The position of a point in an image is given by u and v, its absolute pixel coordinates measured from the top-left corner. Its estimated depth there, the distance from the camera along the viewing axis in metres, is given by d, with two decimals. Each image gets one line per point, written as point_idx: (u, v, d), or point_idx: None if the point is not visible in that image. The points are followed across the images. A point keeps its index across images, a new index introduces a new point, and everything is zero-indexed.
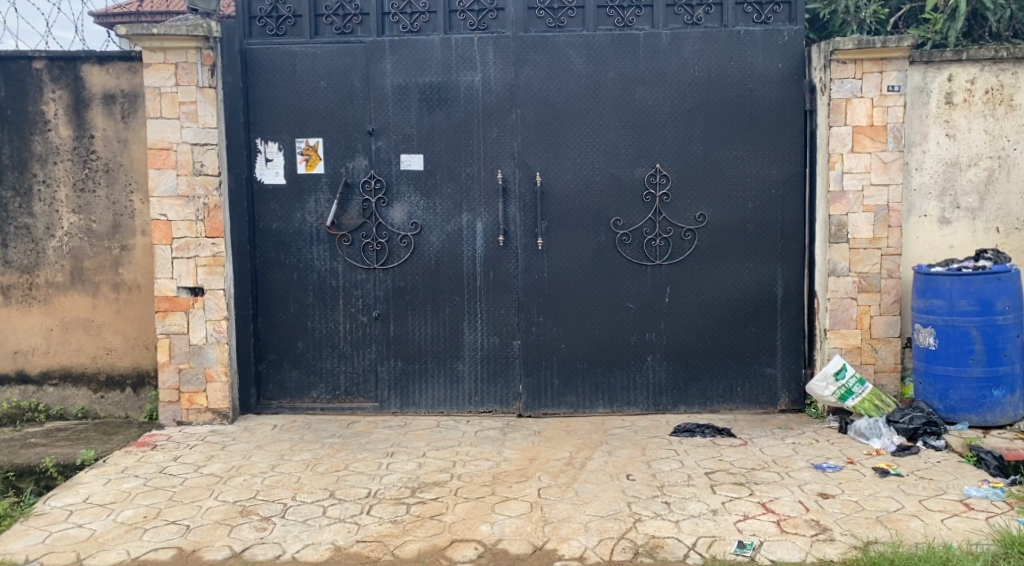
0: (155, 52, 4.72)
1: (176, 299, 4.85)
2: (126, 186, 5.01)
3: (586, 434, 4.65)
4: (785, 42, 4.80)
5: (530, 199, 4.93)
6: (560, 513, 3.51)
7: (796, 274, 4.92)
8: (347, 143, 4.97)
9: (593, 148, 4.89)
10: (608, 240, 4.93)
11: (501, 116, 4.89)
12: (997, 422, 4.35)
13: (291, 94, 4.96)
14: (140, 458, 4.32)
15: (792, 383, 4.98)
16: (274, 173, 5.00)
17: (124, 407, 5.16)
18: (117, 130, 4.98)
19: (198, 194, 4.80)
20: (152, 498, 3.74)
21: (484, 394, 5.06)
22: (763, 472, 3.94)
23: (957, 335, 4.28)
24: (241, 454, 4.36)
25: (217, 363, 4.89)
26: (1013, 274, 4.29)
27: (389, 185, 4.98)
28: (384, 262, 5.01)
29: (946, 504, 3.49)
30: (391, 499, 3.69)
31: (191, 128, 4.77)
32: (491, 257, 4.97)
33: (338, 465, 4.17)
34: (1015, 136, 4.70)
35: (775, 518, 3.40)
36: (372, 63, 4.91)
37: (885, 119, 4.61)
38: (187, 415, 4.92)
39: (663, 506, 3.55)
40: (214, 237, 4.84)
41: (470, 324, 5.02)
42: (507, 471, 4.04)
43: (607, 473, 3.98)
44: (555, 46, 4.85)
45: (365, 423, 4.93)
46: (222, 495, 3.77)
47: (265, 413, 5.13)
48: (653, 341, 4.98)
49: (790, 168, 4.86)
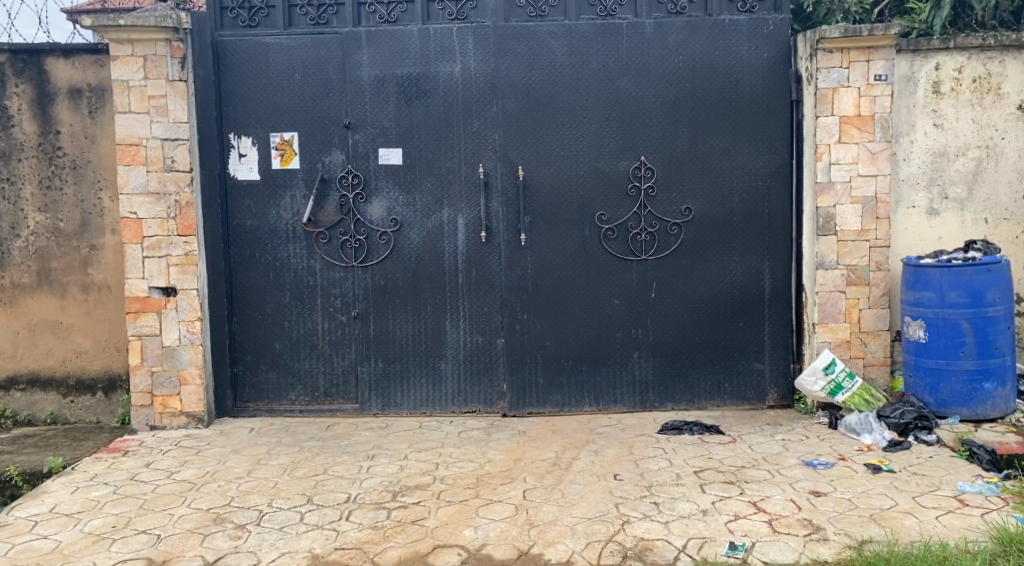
0: (122, 45, 4.56)
1: (148, 300, 4.69)
2: (95, 183, 4.84)
3: (572, 433, 4.55)
4: (771, 31, 4.71)
5: (513, 193, 4.81)
6: (546, 515, 3.40)
7: (784, 267, 4.83)
8: (324, 137, 4.83)
9: (577, 141, 4.78)
10: (593, 234, 4.83)
11: (481, 108, 4.77)
12: (989, 416, 4.29)
13: (265, 88, 4.81)
14: (110, 464, 4.16)
15: (780, 378, 4.90)
16: (247, 169, 4.86)
17: (95, 411, 4.99)
18: (84, 125, 4.81)
19: (169, 191, 4.64)
20: (121, 507, 3.59)
21: (467, 394, 4.94)
22: (753, 470, 3.85)
23: (948, 327, 4.21)
24: (216, 459, 4.22)
25: (191, 365, 4.74)
26: (1003, 265, 4.22)
27: (367, 180, 4.85)
28: (363, 260, 4.88)
29: (941, 500, 3.41)
30: (371, 504, 3.57)
31: (162, 123, 4.61)
32: (473, 253, 4.85)
33: (317, 469, 4.04)
34: (1003, 125, 4.64)
35: (768, 517, 3.31)
36: (348, 55, 4.78)
37: (872, 109, 4.54)
38: (161, 419, 4.76)
39: (652, 507, 3.44)
40: (186, 235, 4.68)
41: (452, 322, 4.90)
42: (491, 473, 3.92)
43: (593, 473, 3.87)
44: (537, 36, 4.73)
45: (345, 425, 4.79)
46: (195, 502, 3.63)
47: (241, 417, 4.97)
48: (640, 338, 4.88)
49: (777, 159, 4.78)
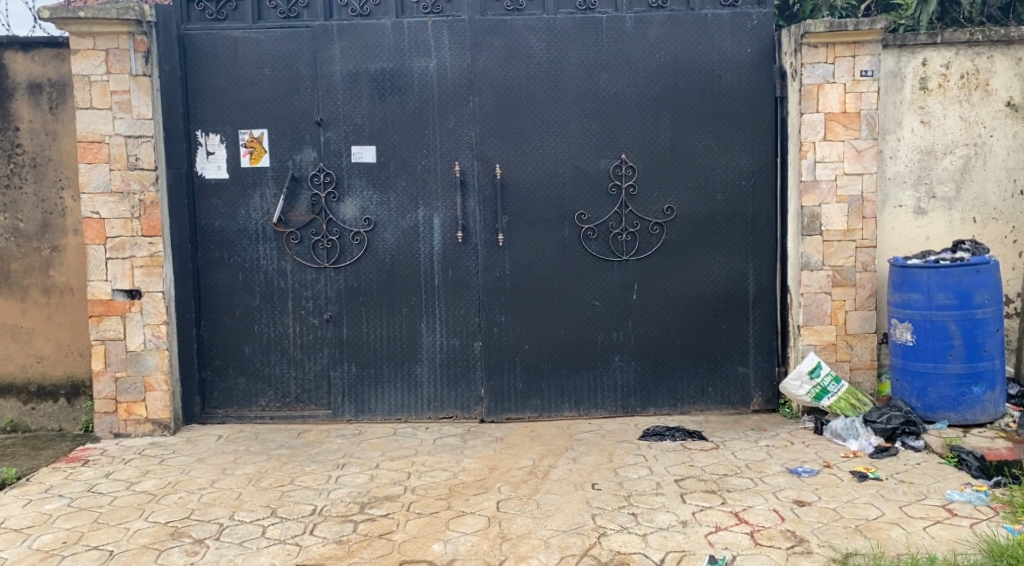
0: (83, 38, 4.38)
1: (111, 303, 4.52)
2: (56, 181, 4.67)
3: (551, 440, 4.40)
4: (754, 26, 4.58)
5: (490, 192, 4.67)
6: (519, 528, 3.25)
7: (768, 268, 4.71)
8: (295, 134, 4.67)
9: (556, 139, 4.65)
10: (572, 234, 4.69)
11: (457, 104, 4.63)
12: (978, 421, 4.17)
13: (233, 83, 4.65)
14: (68, 475, 4.00)
15: (765, 382, 4.77)
16: (215, 168, 4.69)
17: (58, 419, 4.81)
18: (44, 121, 4.63)
19: (132, 190, 4.47)
20: (74, 521, 3.43)
21: (445, 399, 4.80)
22: (735, 478, 3.72)
23: (936, 330, 4.09)
24: (179, 468, 4.06)
25: (157, 371, 4.57)
26: (992, 265, 4.10)
27: (340, 178, 4.69)
28: (335, 260, 4.72)
29: (928, 510, 3.28)
30: (337, 517, 3.41)
31: (125, 120, 4.43)
32: (450, 254, 4.71)
33: (283, 479, 3.88)
34: (991, 122, 4.53)
35: (749, 529, 3.18)
36: (319, 49, 4.62)
37: (858, 106, 4.42)
38: (125, 427, 4.58)
39: (629, 518, 3.30)
40: (151, 236, 4.51)
41: (428, 326, 4.75)
42: (465, 482, 3.78)
43: (571, 482, 3.73)
44: (514, 30, 4.59)
45: (317, 432, 4.63)
46: (153, 516, 3.47)
47: (210, 424, 4.81)
48: (622, 340, 4.74)
49: (761, 157, 4.65)
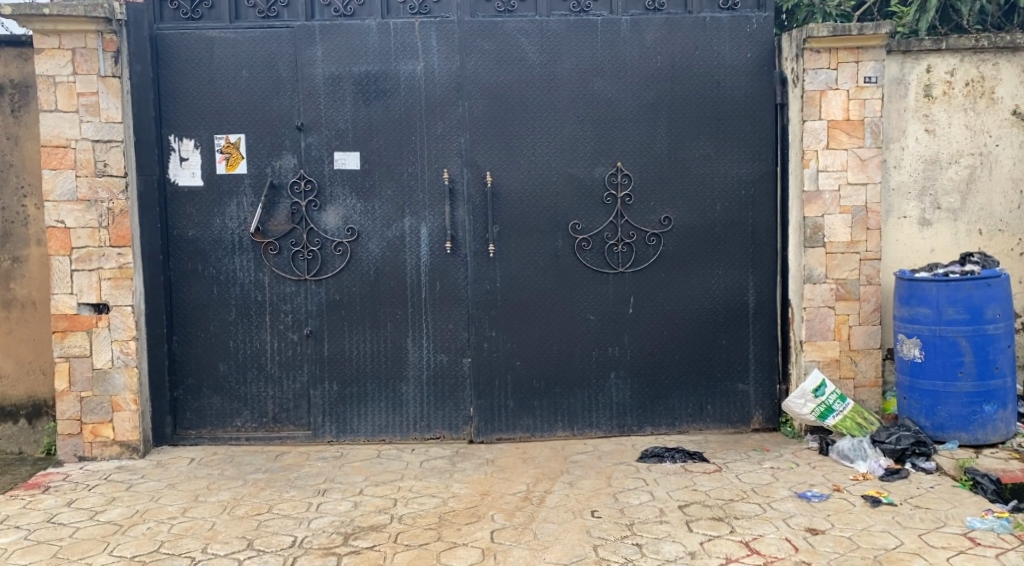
0: (47, 36, 4.11)
1: (77, 318, 4.24)
2: (17, 189, 4.39)
3: (545, 462, 4.19)
4: (754, 30, 4.42)
5: (480, 201, 4.46)
6: (516, 561, 3.02)
7: (768, 280, 4.54)
8: (274, 139, 4.43)
9: (549, 145, 4.45)
10: (566, 245, 4.49)
11: (445, 109, 4.42)
12: (989, 441, 4.01)
13: (209, 85, 4.41)
14: (26, 504, 3.71)
15: (766, 399, 4.59)
16: (190, 174, 4.44)
17: (17, 441, 4.48)
18: (6, 124, 4.37)
19: (100, 198, 4.20)
20: (30, 557, 3.15)
21: (431, 419, 4.56)
22: (742, 504, 3.51)
23: (946, 346, 3.93)
24: (148, 496, 3.78)
25: (126, 390, 4.28)
26: (1002, 279, 3.96)
27: (321, 186, 4.46)
28: (316, 272, 4.48)
29: (950, 539, 3.10)
30: (319, 549, 3.16)
31: (92, 123, 4.17)
32: (438, 266, 4.48)
33: (260, 507, 3.62)
34: (996, 130, 4.40)
35: (762, 561, 2.98)
36: (300, 50, 4.39)
37: (862, 113, 4.27)
38: (91, 449, 4.29)
39: (634, 550, 3.09)
40: (120, 246, 4.24)
41: (414, 341, 4.52)
42: (456, 510, 3.54)
43: (569, 510, 3.50)
44: (505, 32, 4.39)
45: (296, 455, 4.37)
46: (117, 549, 3.19)
47: (182, 445, 4.53)
48: (617, 356, 4.54)
49: (761, 166, 4.49)
